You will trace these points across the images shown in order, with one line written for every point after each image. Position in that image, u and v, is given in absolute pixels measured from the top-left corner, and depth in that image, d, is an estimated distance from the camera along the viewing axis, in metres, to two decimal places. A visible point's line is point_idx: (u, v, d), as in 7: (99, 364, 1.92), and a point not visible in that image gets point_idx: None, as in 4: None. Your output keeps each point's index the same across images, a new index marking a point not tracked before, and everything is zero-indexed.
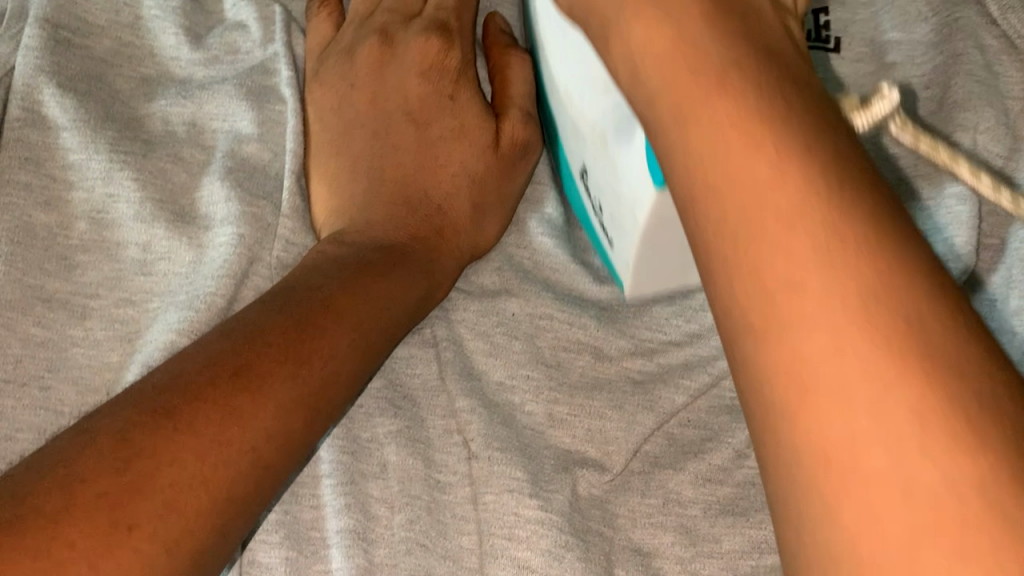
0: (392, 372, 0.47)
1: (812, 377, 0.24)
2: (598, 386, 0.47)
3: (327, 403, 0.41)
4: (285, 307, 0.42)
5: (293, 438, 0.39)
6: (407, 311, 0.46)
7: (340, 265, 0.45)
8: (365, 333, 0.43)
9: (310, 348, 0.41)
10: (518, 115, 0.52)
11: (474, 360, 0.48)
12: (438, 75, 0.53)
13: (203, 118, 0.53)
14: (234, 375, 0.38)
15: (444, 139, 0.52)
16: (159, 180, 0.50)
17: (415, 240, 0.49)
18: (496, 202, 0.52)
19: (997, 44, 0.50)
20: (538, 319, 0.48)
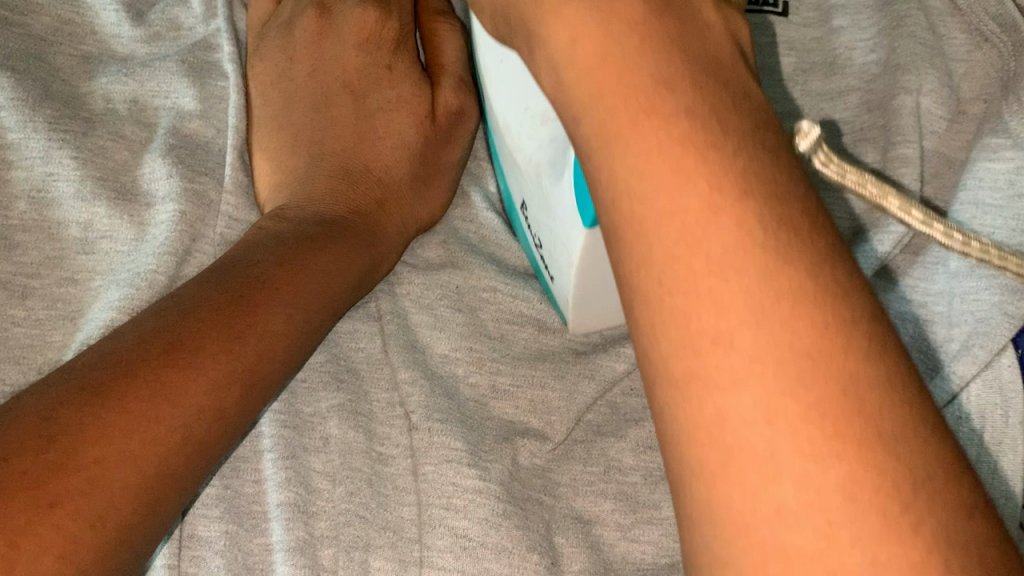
0: (335, 346, 0.47)
1: (710, 370, 0.25)
2: (541, 357, 0.47)
3: (261, 377, 0.40)
4: (220, 281, 0.41)
5: (225, 416, 0.38)
6: (349, 285, 0.46)
7: (276, 239, 0.45)
8: (304, 308, 0.43)
9: (246, 322, 0.40)
10: (454, 83, 0.54)
11: (418, 334, 0.47)
12: (375, 47, 0.54)
13: (145, 95, 0.52)
14: (164, 352, 0.37)
15: (383, 111, 0.53)
16: (101, 158, 0.50)
17: (357, 214, 0.49)
18: (436, 172, 0.53)
19: (943, 4, 0.49)
20: (481, 291, 0.48)
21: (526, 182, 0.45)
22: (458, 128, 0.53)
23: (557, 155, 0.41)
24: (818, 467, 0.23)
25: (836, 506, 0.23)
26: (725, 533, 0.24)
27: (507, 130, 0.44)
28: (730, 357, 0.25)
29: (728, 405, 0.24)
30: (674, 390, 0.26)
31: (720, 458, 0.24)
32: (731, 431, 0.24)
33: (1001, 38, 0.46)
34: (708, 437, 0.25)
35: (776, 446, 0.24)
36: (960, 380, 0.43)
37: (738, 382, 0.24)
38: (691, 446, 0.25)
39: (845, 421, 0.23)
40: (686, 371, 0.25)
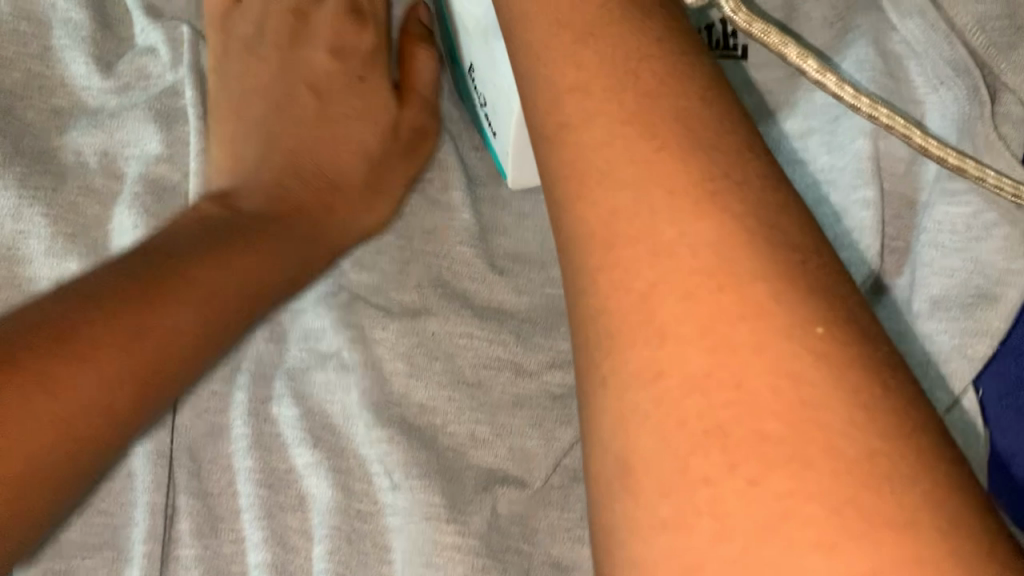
0: (311, 401, 0.47)
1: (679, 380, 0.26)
2: (518, 403, 0.48)
3: (165, 378, 0.40)
4: (132, 272, 0.41)
5: (119, 413, 0.39)
6: (273, 287, 0.46)
7: (200, 236, 0.46)
8: (215, 305, 0.43)
9: (148, 318, 0.40)
10: (416, 99, 0.56)
11: (393, 383, 0.47)
12: (344, 59, 0.58)
13: (114, 146, 0.52)
14: (56, 340, 0.37)
15: (348, 117, 0.57)
16: (72, 214, 0.50)
17: (303, 214, 0.51)
18: (388, 177, 0.54)
19: (901, 47, 0.50)
20: (457, 338, 0.49)
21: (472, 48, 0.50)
22: (421, 142, 0.55)
23: (490, 32, 0.46)
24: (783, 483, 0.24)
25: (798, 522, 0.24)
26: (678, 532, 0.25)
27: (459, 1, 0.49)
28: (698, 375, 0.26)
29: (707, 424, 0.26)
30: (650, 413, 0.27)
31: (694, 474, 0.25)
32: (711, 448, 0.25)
33: (954, 82, 0.47)
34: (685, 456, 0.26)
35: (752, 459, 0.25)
36: None
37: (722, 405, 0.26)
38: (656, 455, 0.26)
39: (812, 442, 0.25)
40: (665, 396, 0.27)
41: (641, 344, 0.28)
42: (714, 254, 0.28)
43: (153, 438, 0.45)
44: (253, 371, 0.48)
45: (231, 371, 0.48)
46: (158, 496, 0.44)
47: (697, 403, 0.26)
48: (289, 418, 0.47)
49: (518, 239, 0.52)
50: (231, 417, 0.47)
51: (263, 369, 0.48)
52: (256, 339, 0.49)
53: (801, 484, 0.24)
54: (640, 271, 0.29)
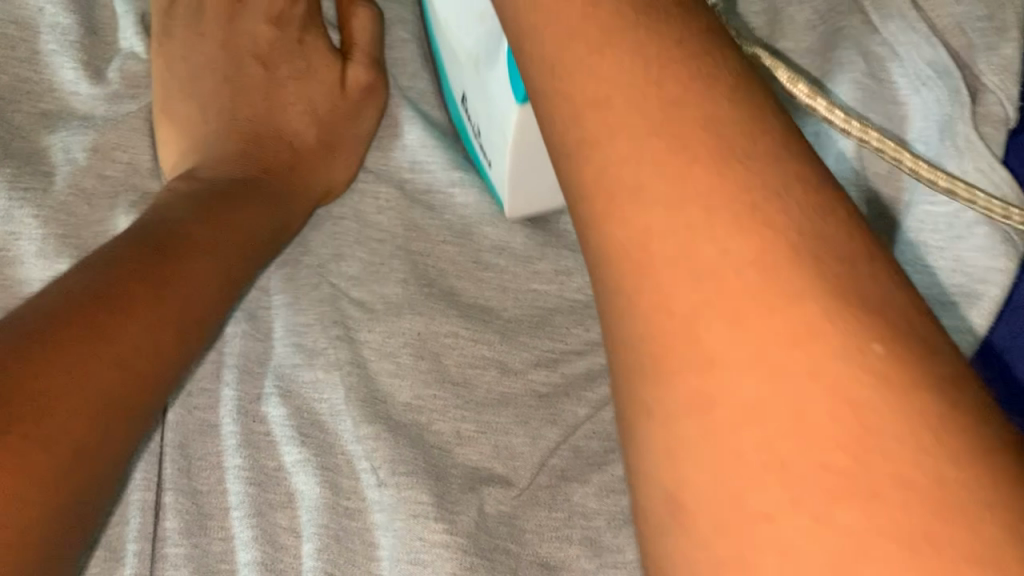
0: (298, 399, 0.48)
1: (712, 373, 0.25)
2: (504, 402, 0.48)
3: (195, 320, 0.42)
4: (140, 234, 0.43)
5: (166, 354, 0.40)
6: (268, 232, 0.48)
7: (201, 195, 0.47)
8: (229, 257, 0.45)
9: (175, 267, 0.42)
10: (359, 58, 0.54)
11: (379, 382, 0.48)
12: (283, 22, 0.55)
13: (105, 145, 0.51)
14: (100, 298, 0.39)
15: (288, 80, 0.55)
16: (63, 214, 0.49)
17: (268, 173, 0.51)
18: (341, 139, 0.53)
19: (882, 50, 0.50)
20: (443, 337, 0.49)
21: (465, 76, 0.49)
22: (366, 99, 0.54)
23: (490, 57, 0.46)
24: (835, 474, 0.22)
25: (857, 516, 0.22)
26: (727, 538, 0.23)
27: (449, 29, 0.49)
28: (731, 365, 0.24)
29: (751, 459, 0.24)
30: (695, 446, 0.25)
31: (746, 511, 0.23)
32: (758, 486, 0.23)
33: (935, 83, 0.48)
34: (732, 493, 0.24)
35: (801, 496, 0.23)
36: None
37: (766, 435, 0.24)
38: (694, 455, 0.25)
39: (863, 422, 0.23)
40: (704, 426, 0.25)
41: (674, 369, 0.26)
42: (742, 223, 0.26)
43: None
44: (240, 368, 0.48)
45: (218, 367, 0.49)
46: (150, 492, 0.45)
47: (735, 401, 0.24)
48: (277, 417, 0.47)
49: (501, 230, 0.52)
50: (221, 413, 0.48)
51: (248, 366, 0.49)
52: (237, 323, 0.50)
53: (858, 472, 0.22)
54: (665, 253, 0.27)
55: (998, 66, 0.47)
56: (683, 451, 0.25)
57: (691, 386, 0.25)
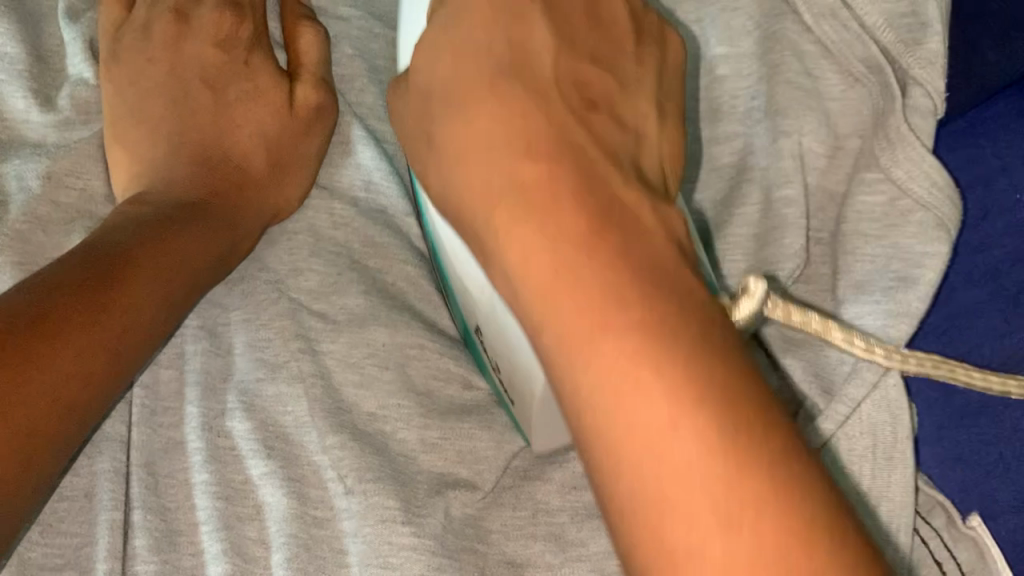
0: (264, 413, 0.48)
1: (606, 384, 0.30)
2: (467, 410, 0.50)
3: (127, 348, 0.42)
4: (79, 261, 0.42)
5: (91, 385, 0.40)
6: (208, 263, 0.48)
7: (140, 222, 0.46)
8: (167, 285, 0.45)
9: (110, 298, 0.42)
10: (310, 80, 0.54)
11: (344, 393, 0.49)
12: (231, 45, 0.54)
13: (59, 172, 0.51)
14: (31, 323, 0.39)
15: (240, 103, 0.54)
16: (19, 242, 0.49)
17: (217, 198, 0.51)
18: (293, 162, 0.54)
19: (813, 48, 0.52)
20: (408, 348, 0.50)
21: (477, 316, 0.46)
22: (318, 120, 0.54)
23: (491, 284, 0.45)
24: (705, 465, 0.28)
25: (724, 497, 0.28)
26: (635, 515, 0.29)
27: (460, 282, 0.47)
28: (626, 374, 0.30)
29: (658, 487, 0.29)
30: (614, 472, 0.30)
31: (655, 526, 0.29)
32: (667, 510, 0.28)
33: (868, 79, 0.50)
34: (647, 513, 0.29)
35: (699, 518, 0.28)
36: (852, 402, 0.47)
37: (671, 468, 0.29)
38: (599, 442, 0.30)
39: (723, 425, 0.29)
40: (623, 460, 0.29)
41: (597, 415, 0.30)
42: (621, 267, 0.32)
43: (107, 456, 0.46)
44: (201, 386, 0.49)
45: (181, 384, 0.49)
46: (118, 512, 0.45)
47: (629, 402, 0.30)
48: (242, 431, 0.48)
49: None
50: (186, 430, 0.48)
51: (210, 382, 0.49)
52: (196, 340, 0.50)
53: (724, 464, 0.28)
54: (564, 282, 0.32)
55: (924, 59, 0.49)
56: (600, 437, 0.30)
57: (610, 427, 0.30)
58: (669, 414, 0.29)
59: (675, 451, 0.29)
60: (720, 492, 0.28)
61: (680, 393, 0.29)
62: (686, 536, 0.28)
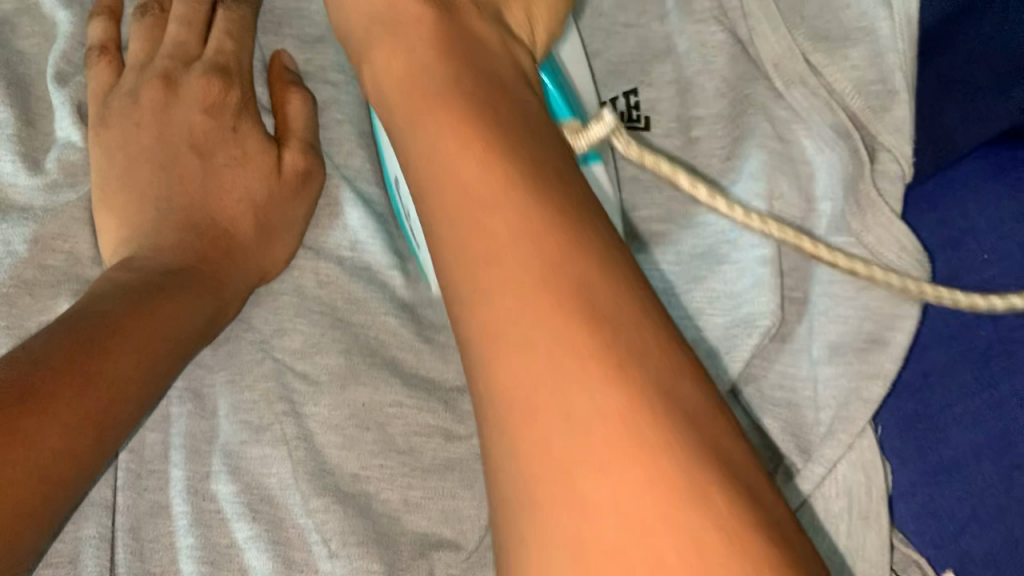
0: (248, 476, 0.49)
1: (509, 376, 0.29)
2: (450, 467, 0.50)
3: (114, 421, 0.43)
4: (69, 331, 0.43)
5: (75, 462, 0.41)
6: (196, 329, 0.48)
7: (125, 290, 0.47)
8: (151, 355, 0.46)
9: (97, 371, 0.43)
10: (298, 146, 0.55)
11: (327, 454, 0.50)
12: (220, 112, 0.55)
13: (46, 236, 0.52)
14: (21, 398, 0.40)
15: (229, 168, 0.54)
16: (6, 306, 0.50)
17: (205, 262, 0.51)
18: (280, 225, 0.54)
19: (785, 113, 0.54)
20: (388, 407, 0.51)
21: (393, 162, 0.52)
22: (304, 184, 0.55)
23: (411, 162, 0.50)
24: (617, 462, 0.26)
25: (645, 498, 0.26)
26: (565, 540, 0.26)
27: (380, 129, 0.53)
28: (534, 363, 0.28)
29: (552, 414, 0.28)
30: (504, 401, 0.29)
31: (552, 463, 0.27)
32: (553, 442, 0.27)
33: (835, 145, 0.52)
34: (532, 441, 0.28)
35: (592, 449, 0.27)
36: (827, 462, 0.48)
37: (564, 392, 0.28)
38: (509, 450, 0.28)
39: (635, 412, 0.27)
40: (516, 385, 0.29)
41: (489, 334, 0.30)
42: (532, 245, 0.30)
43: (93, 522, 0.47)
44: (187, 448, 0.50)
45: (166, 447, 0.50)
46: None
47: (538, 397, 0.28)
48: (227, 494, 0.49)
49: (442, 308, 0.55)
50: (171, 494, 0.49)
51: (194, 445, 0.50)
52: (183, 403, 0.51)
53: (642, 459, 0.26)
54: (480, 271, 0.31)
55: (892, 126, 0.52)
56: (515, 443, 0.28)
57: (508, 351, 0.29)
58: (577, 408, 0.27)
59: (572, 384, 0.28)
60: (620, 424, 0.27)
61: (579, 350, 0.28)
62: (581, 464, 0.27)
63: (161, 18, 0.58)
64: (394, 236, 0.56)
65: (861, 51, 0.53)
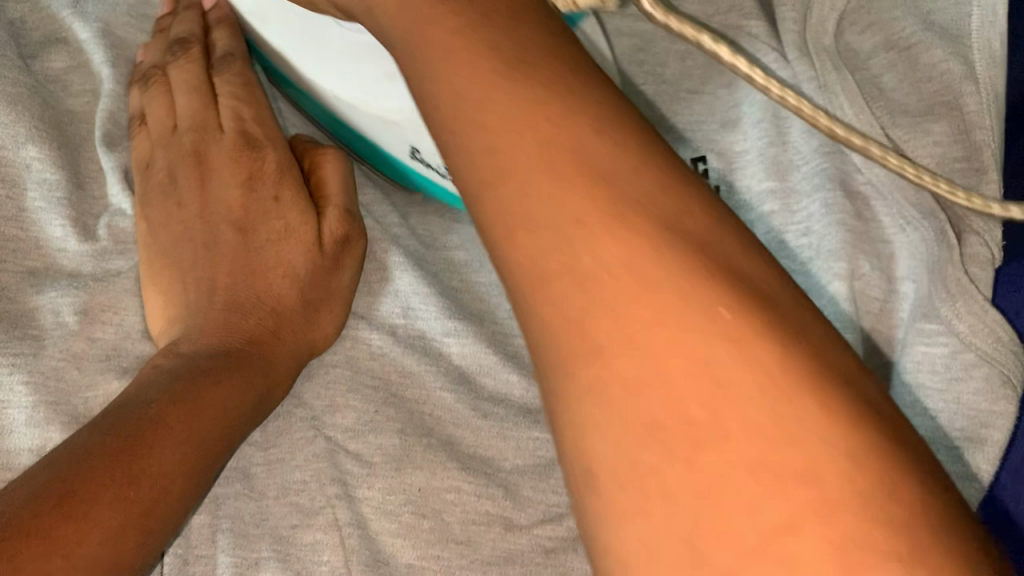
0: (298, 563, 0.47)
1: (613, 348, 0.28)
2: (509, 559, 0.47)
3: (158, 519, 0.41)
4: (115, 426, 0.42)
5: (121, 566, 0.39)
6: (243, 416, 0.46)
7: (170, 375, 0.45)
8: (197, 445, 0.44)
9: (139, 467, 0.41)
10: (335, 213, 0.53)
11: (381, 543, 0.47)
12: (258, 183, 0.53)
13: (95, 306, 0.51)
14: (58, 503, 0.38)
15: (271, 244, 0.52)
16: (52, 380, 0.49)
17: (251, 344, 0.49)
18: (327, 299, 0.52)
19: (865, 188, 0.52)
20: (445, 492, 0.48)
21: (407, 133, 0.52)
22: (346, 253, 0.53)
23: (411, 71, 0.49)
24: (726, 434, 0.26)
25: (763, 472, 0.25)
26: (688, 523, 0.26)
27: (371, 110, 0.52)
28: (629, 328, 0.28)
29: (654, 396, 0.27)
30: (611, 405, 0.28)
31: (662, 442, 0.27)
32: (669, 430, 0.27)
33: (920, 224, 0.50)
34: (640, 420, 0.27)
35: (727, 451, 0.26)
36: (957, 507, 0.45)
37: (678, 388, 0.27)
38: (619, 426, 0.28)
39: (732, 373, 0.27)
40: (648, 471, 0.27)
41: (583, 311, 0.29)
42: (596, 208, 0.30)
43: None
44: (233, 533, 0.47)
45: (213, 531, 0.47)
46: None
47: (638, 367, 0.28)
48: None
49: (503, 382, 0.51)
50: None
51: (242, 529, 0.47)
52: (228, 484, 0.48)
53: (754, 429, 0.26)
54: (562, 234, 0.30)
55: None
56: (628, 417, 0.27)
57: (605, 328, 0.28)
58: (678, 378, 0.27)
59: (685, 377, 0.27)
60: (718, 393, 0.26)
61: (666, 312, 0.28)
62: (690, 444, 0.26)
63: (165, 78, 0.55)
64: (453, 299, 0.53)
65: (944, 126, 0.51)
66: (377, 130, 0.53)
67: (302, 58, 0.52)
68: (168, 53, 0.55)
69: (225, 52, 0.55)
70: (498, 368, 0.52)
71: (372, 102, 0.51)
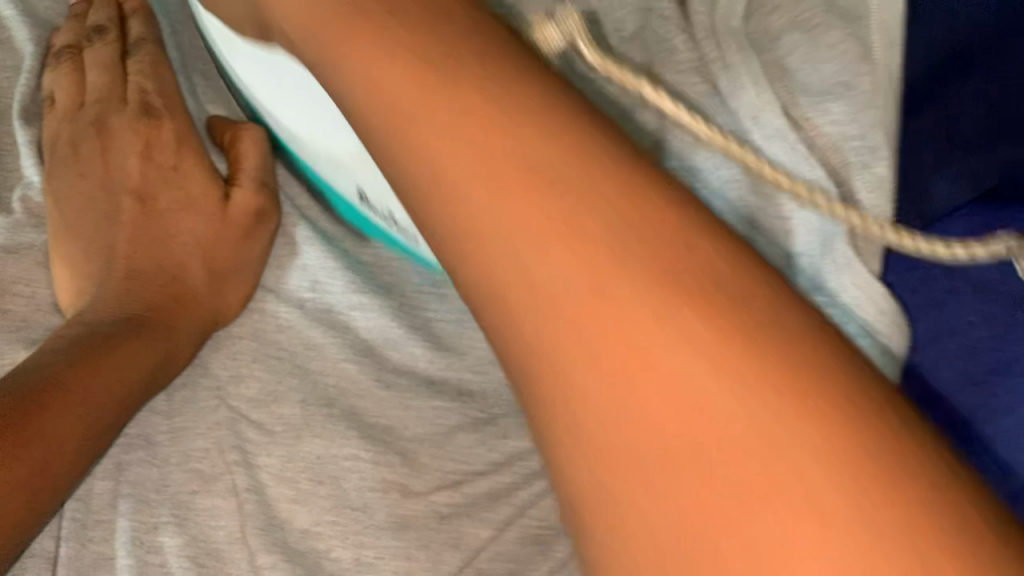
0: (194, 529, 0.47)
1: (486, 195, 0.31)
2: (404, 526, 0.48)
3: (51, 481, 0.43)
4: (8, 388, 0.43)
5: (10, 527, 0.41)
6: (142, 381, 0.47)
7: (69, 341, 0.46)
8: (93, 409, 0.45)
9: (31, 430, 0.42)
10: (248, 184, 0.53)
11: (278, 508, 0.48)
12: (157, 152, 0.54)
13: (6, 279, 0.52)
14: None
15: (173, 212, 0.53)
16: None
17: (152, 309, 0.50)
18: (232, 266, 0.52)
19: None
20: (343, 460, 0.49)
21: (354, 178, 0.49)
22: (254, 225, 0.53)
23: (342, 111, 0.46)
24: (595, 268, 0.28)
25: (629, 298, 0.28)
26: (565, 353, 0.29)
27: (323, 147, 0.50)
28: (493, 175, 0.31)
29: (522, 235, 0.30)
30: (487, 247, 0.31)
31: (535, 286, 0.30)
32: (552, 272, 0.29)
33: None
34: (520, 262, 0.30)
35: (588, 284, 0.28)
36: None
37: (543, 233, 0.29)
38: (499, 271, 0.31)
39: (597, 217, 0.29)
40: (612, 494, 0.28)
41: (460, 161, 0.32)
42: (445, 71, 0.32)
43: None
44: (134, 498, 0.48)
45: (114, 496, 0.48)
46: None
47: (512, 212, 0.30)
48: (172, 547, 0.47)
49: (408, 354, 0.52)
50: (115, 546, 0.47)
51: (142, 494, 0.48)
52: (131, 451, 0.49)
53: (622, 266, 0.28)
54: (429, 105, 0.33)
55: None
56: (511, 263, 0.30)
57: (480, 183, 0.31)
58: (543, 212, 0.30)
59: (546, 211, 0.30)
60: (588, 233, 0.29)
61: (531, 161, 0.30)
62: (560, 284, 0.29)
63: (78, 58, 0.56)
64: (360, 269, 0.53)
65: None
66: (327, 171, 0.52)
67: (269, 93, 0.51)
68: (85, 37, 0.57)
69: (138, 37, 0.57)
70: (404, 342, 0.52)
71: (323, 139, 0.50)
